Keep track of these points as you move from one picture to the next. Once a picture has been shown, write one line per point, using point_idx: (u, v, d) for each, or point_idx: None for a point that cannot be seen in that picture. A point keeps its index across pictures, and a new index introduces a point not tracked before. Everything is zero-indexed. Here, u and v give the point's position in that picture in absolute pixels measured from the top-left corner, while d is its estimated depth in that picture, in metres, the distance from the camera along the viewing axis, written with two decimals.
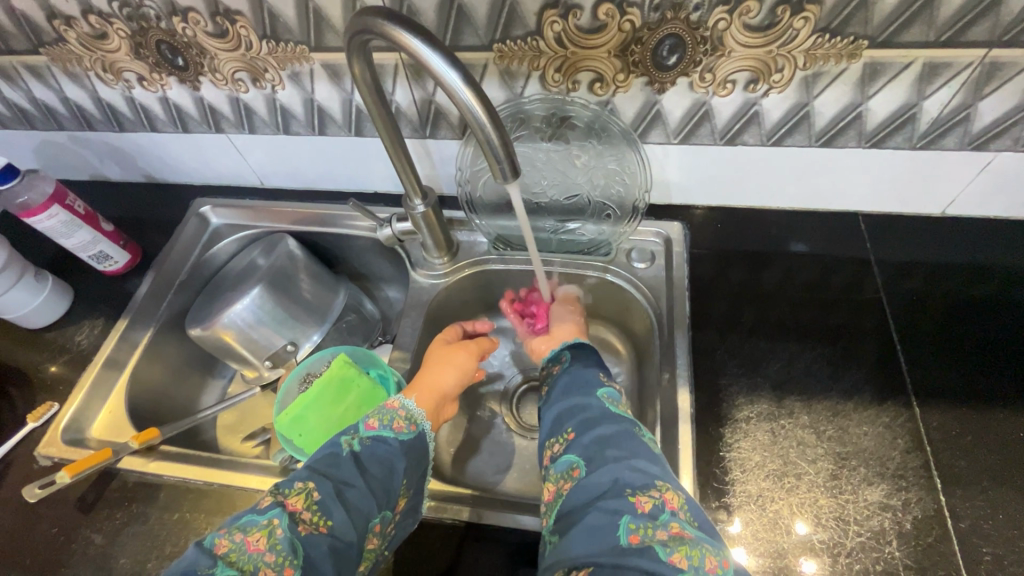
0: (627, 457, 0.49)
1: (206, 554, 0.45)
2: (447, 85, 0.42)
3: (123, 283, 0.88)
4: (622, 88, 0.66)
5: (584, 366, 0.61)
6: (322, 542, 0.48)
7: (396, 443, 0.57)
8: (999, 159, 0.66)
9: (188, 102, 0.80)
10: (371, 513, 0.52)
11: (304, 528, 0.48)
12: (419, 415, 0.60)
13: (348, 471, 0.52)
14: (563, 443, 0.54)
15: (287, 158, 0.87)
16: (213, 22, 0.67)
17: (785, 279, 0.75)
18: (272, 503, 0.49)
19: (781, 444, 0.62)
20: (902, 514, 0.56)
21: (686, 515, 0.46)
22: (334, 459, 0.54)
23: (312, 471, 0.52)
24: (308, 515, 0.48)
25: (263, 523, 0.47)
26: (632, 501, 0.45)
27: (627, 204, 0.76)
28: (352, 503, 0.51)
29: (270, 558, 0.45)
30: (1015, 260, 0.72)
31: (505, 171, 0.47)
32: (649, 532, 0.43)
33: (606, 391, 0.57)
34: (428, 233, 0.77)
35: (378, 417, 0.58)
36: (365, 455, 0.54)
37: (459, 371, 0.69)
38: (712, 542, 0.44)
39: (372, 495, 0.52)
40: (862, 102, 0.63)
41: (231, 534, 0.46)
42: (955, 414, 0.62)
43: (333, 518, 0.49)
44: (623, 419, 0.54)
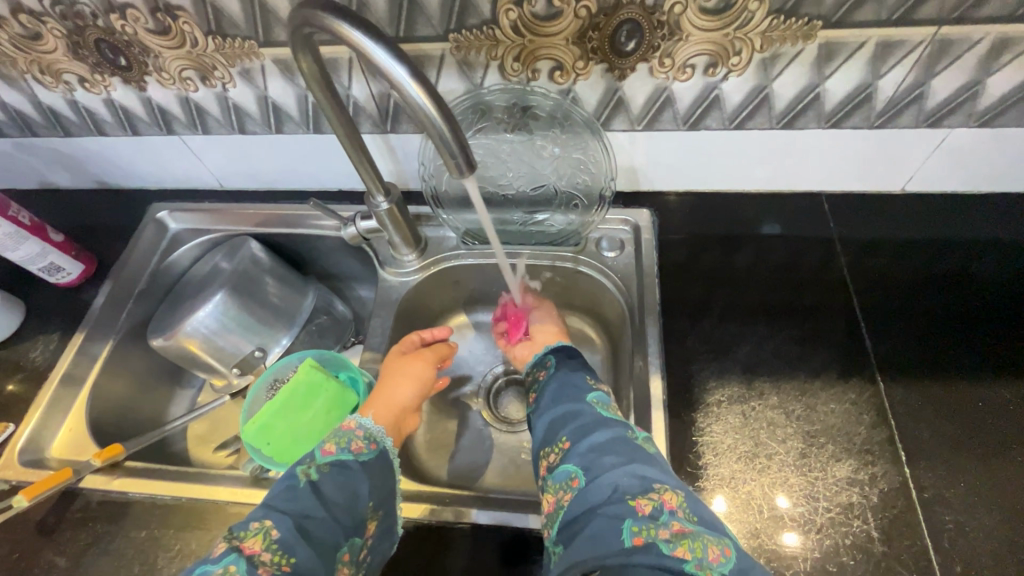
0: (626, 461, 0.49)
1: None
2: (394, 80, 0.41)
3: (79, 294, 0.84)
4: (582, 76, 0.65)
5: (571, 371, 0.62)
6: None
7: (357, 465, 0.55)
8: (953, 136, 0.67)
9: (135, 103, 0.76)
10: (336, 543, 0.50)
11: (265, 569, 0.45)
12: (378, 432, 0.59)
13: (307, 501, 0.50)
14: (559, 452, 0.53)
15: (246, 158, 0.84)
16: (154, 18, 0.64)
17: (753, 261, 0.75)
18: (226, 550, 0.47)
19: (752, 426, 0.62)
20: (869, 487, 0.58)
21: (686, 512, 0.46)
22: (292, 492, 0.51)
23: (268, 507, 0.50)
24: (269, 556, 0.46)
25: (218, 572, 0.45)
26: (632, 504, 0.45)
27: (594, 193, 0.75)
28: (314, 534, 0.49)
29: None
30: (973, 232, 0.73)
31: (460, 165, 0.45)
32: (652, 532, 0.43)
33: (596, 396, 0.57)
34: (394, 230, 0.75)
35: (335, 440, 0.56)
36: (325, 483, 0.52)
37: (416, 383, 0.67)
38: (712, 534, 0.44)
39: (336, 523, 0.50)
40: (819, 83, 0.63)
41: None
42: (919, 389, 0.63)
43: (297, 555, 0.47)
44: (615, 422, 0.54)
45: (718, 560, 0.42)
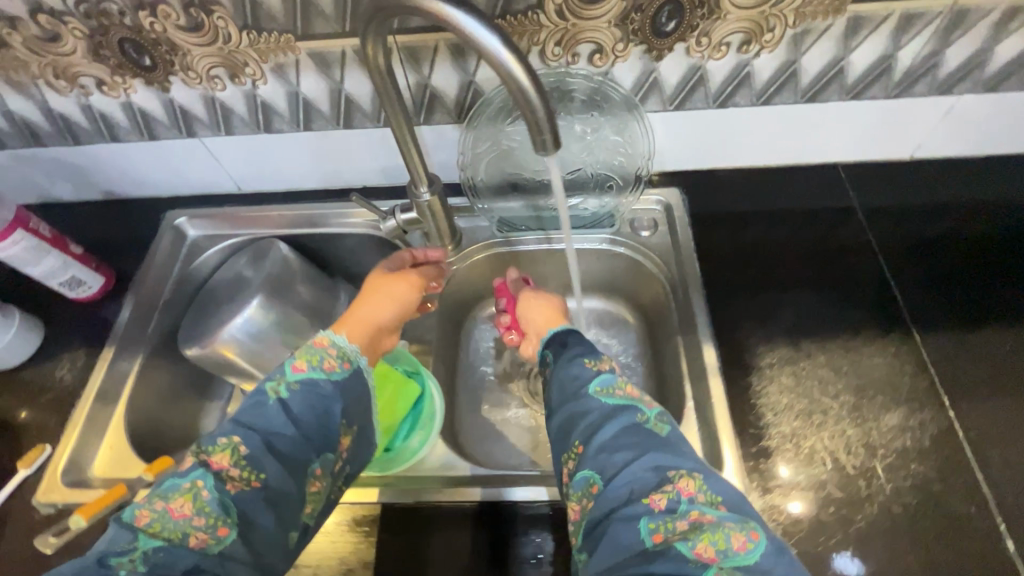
0: (637, 454, 0.46)
1: (127, 528, 0.44)
2: (485, 49, 0.41)
3: (99, 309, 0.80)
4: (621, 57, 0.67)
5: (569, 361, 0.55)
6: (258, 495, 0.47)
7: (330, 385, 0.53)
8: (962, 102, 0.72)
9: (156, 105, 0.74)
10: (308, 456, 0.50)
11: (234, 485, 0.46)
12: (352, 351, 0.57)
13: (276, 420, 0.49)
14: (574, 457, 0.49)
15: (269, 158, 0.82)
16: (186, 14, 0.62)
17: (782, 232, 0.79)
18: (194, 465, 0.47)
19: (804, 385, 0.65)
20: (920, 432, 0.61)
21: (706, 495, 0.44)
22: (261, 408, 0.50)
23: (237, 423, 0.49)
24: (237, 472, 0.47)
25: (185, 486, 0.45)
26: (646, 502, 0.43)
27: (629, 174, 0.77)
28: (285, 452, 0.49)
29: (200, 521, 0.44)
30: (981, 193, 0.78)
31: (546, 143, 0.45)
32: (671, 526, 0.41)
33: (598, 381, 0.53)
34: (433, 222, 0.75)
35: (305, 357, 0.54)
36: (295, 402, 0.51)
37: (395, 303, 0.65)
38: (733, 517, 0.42)
39: (307, 441, 0.50)
40: (845, 56, 0.66)
41: (152, 502, 0.45)
42: (952, 339, 0.67)
43: (265, 471, 0.47)
44: (623, 409, 0.50)
45: (744, 550, 0.40)
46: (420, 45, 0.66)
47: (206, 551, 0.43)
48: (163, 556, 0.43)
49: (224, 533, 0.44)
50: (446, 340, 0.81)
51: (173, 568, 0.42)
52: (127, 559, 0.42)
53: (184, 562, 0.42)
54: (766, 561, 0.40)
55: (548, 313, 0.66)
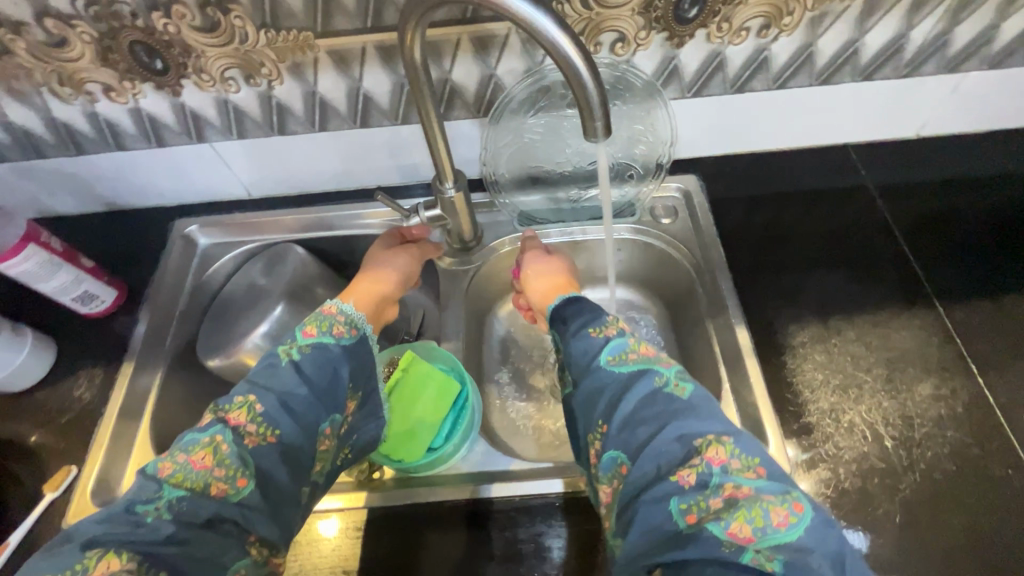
0: (659, 425, 0.42)
1: (151, 479, 0.44)
2: (540, 33, 0.42)
3: (112, 324, 0.78)
4: (643, 46, 0.67)
5: (574, 334, 0.52)
6: (273, 451, 0.48)
7: (339, 348, 0.55)
8: (968, 80, 0.74)
9: (166, 110, 0.72)
10: (319, 417, 0.51)
11: (251, 440, 0.47)
12: (358, 319, 0.59)
13: (290, 380, 0.51)
14: (600, 438, 0.45)
15: (281, 161, 0.80)
16: (202, 13, 0.61)
17: (799, 214, 0.80)
18: (212, 421, 0.48)
19: (837, 361, 0.67)
20: (952, 400, 0.63)
21: (740, 464, 0.39)
22: (274, 369, 0.52)
23: (251, 383, 0.51)
24: (254, 428, 0.48)
25: (205, 440, 0.46)
26: (674, 480, 0.39)
27: (651, 162, 0.77)
28: (298, 410, 0.50)
29: (219, 472, 0.45)
30: (986, 167, 0.81)
31: (597, 130, 0.46)
32: (703, 505, 0.37)
33: (609, 350, 0.49)
34: (457, 218, 0.74)
35: (316, 323, 0.56)
36: (307, 363, 0.53)
37: (398, 274, 0.71)
38: (773, 486, 0.38)
39: (319, 401, 0.52)
40: (859, 37, 0.68)
41: (174, 456, 0.45)
42: (972, 309, 0.70)
43: (281, 427, 0.49)
44: (639, 375, 0.46)
45: (787, 525, 0.35)
46: (441, 39, 0.65)
47: (227, 499, 0.44)
48: (186, 504, 0.43)
49: (242, 485, 0.45)
50: (474, 338, 0.80)
51: (195, 515, 0.43)
52: (154, 506, 0.42)
53: (206, 510, 0.43)
54: (813, 536, 0.35)
55: (554, 282, 0.67)
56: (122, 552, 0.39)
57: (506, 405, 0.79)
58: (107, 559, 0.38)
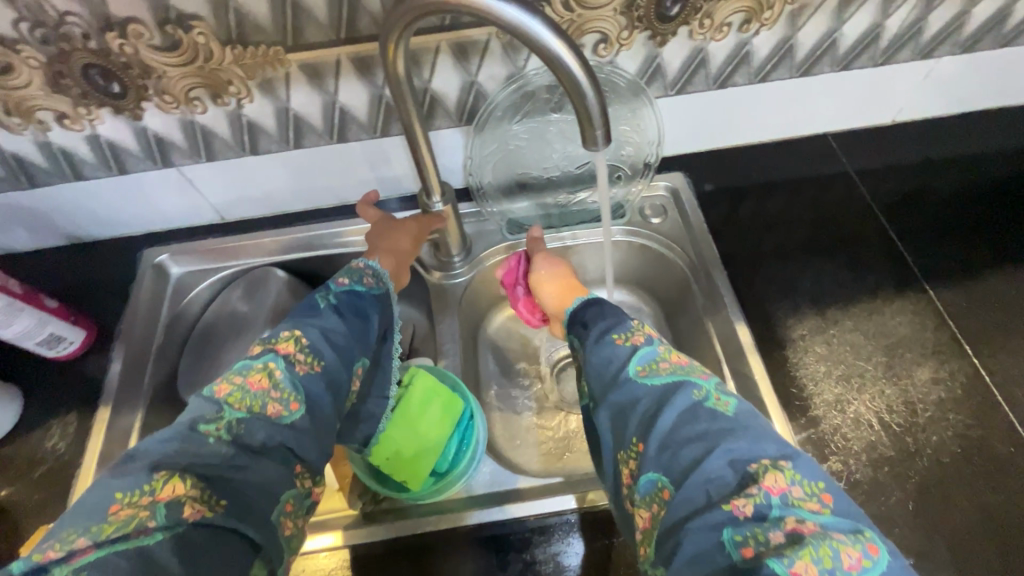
0: (707, 447, 0.40)
1: (210, 400, 0.44)
2: (532, 38, 0.40)
3: (83, 365, 0.73)
4: (626, 46, 0.66)
5: (598, 342, 0.51)
6: (319, 379, 0.47)
7: (369, 297, 0.57)
8: (940, 65, 0.75)
9: (127, 136, 0.67)
10: (354, 352, 0.52)
11: (301, 367, 0.47)
12: (383, 275, 0.60)
13: (330, 318, 0.52)
14: (635, 458, 0.43)
15: (255, 182, 0.76)
16: (162, 32, 0.57)
17: (786, 204, 0.80)
18: (263, 350, 0.48)
19: (838, 351, 0.67)
20: (951, 382, 0.64)
21: (800, 493, 0.37)
22: (313, 310, 0.53)
23: (294, 321, 0.51)
24: (302, 356, 0.48)
25: (259, 366, 0.46)
26: (727, 509, 0.37)
27: (638, 163, 0.76)
28: (340, 345, 0.51)
29: (275, 395, 0.45)
30: (961, 149, 0.82)
31: (597, 137, 0.45)
32: (761, 540, 0.35)
33: (637, 359, 0.47)
34: (446, 231, 0.72)
35: (347, 275, 0.58)
36: (343, 305, 0.54)
37: (410, 234, 0.67)
38: (840, 523, 0.36)
39: (355, 339, 0.53)
40: (837, 28, 0.68)
41: (230, 378, 0.45)
42: (960, 289, 0.71)
43: (325, 358, 0.49)
44: (675, 389, 0.44)
45: (858, 567, 0.33)
46: (420, 47, 0.62)
47: (280, 420, 0.44)
48: (245, 426, 0.42)
49: (294, 409, 0.45)
50: (470, 352, 0.78)
51: (251, 438, 0.42)
52: (216, 425, 0.42)
53: (263, 431, 0.42)
54: None
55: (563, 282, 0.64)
56: (186, 477, 0.38)
57: (508, 417, 0.77)
58: (172, 483, 0.37)
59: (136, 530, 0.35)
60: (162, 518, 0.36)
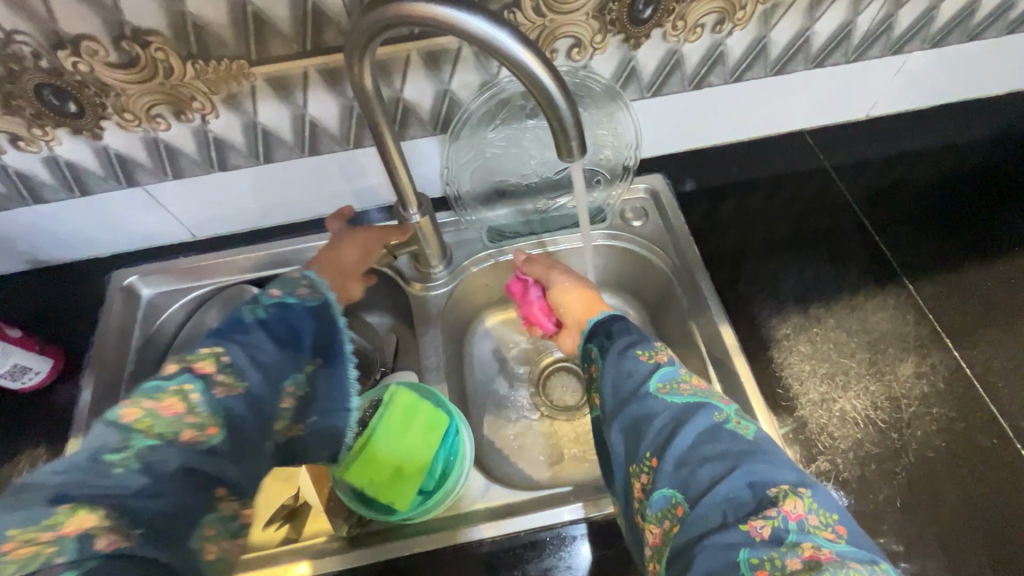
0: (727, 468, 0.40)
1: (114, 426, 0.39)
2: (500, 49, 0.39)
3: (51, 395, 0.70)
4: (599, 50, 0.65)
5: (620, 355, 0.50)
6: (242, 403, 0.42)
7: (305, 309, 0.47)
8: (912, 60, 0.76)
9: (87, 156, 0.65)
10: (284, 372, 0.44)
11: (222, 390, 0.41)
12: (322, 283, 0.50)
13: (256, 335, 0.44)
14: (648, 473, 0.42)
15: (225, 198, 0.74)
16: (118, 49, 0.55)
17: (766, 201, 0.80)
18: (179, 368, 0.42)
19: (822, 349, 0.67)
20: (934, 375, 0.65)
21: (817, 521, 0.37)
22: (237, 325, 0.45)
23: (214, 338, 0.44)
24: (223, 378, 0.42)
25: (173, 388, 0.40)
26: (745, 529, 0.37)
27: (617, 167, 0.76)
28: (269, 365, 0.44)
29: (190, 420, 0.40)
30: (933, 141, 0.83)
31: (572, 148, 0.45)
32: (779, 564, 0.35)
33: (659, 377, 0.47)
34: (424, 242, 0.70)
35: (280, 285, 0.49)
36: (271, 319, 0.46)
37: (361, 247, 0.61)
38: (855, 553, 0.36)
39: (288, 358, 0.45)
40: (809, 26, 0.68)
41: (139, 402, 0.40)
42: (939, 282, 0.72)
43: (249, 381, 0.42)
44: (696, 409, 0.44)
45: None
46: (390, 56, 0.61)
47: (198, 446, 0.39)
48: (157, 453, 0.38)
49: (213, 434, 0.40)
50: (455, 363, 0.76)
51: (165, 466, 0.38)
52: (122, 456, 0.37)
53: (177, 458, 0.38)
54: None
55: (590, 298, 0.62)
56: (96, 509, 0.35)
57: (496, 429, 0.75)
58: (79, 517, 0.34)
59: (41, 569, 0.32)
60: (72, 552, 0.33)
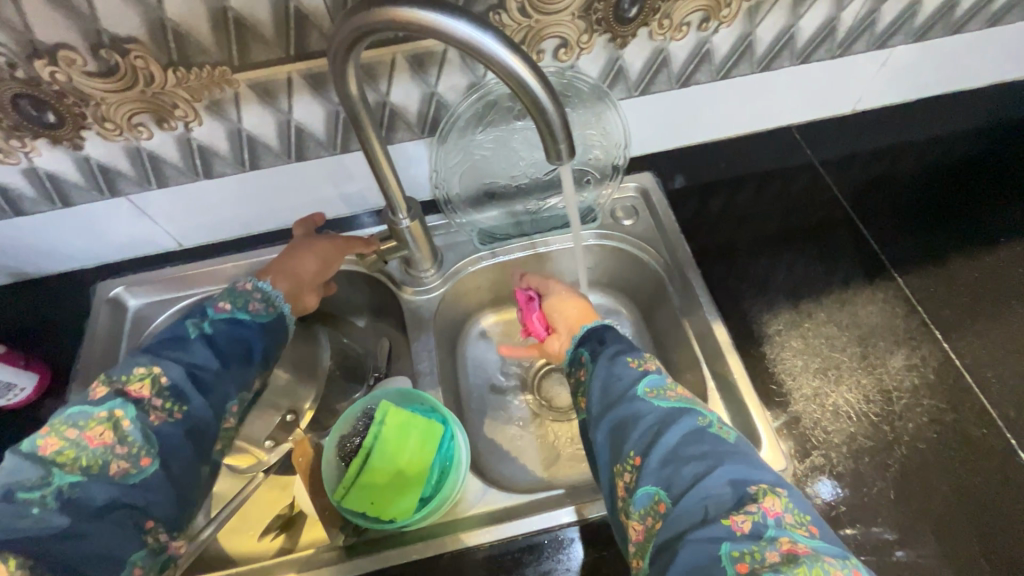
0: (709, 466, 0.40)
1: (32, 458, 0.43)
2: (486, 53, 0.39)
3: (37, 410, 0.69)
4: (586, 49, 0.65)
5: (612, 360, 0.51)
6: (177, 427, 0.48)
7: (254, 326, 0.55)
8: (895, 54, 0.77)
9: (68, 167, 0.64)
10: (223, 388, 0.51)
11: (156, 416, 0.47)
12: (275, 296, 0.58)
13: (199, 354, 0.51)
14: (632, 471, 0.42)
15: (211, 206, 0.73)
16: (96, 57, 0.54)
17: (754, 197, 0.80)
18: (108, 394, 0.47)
19: (813, 344, 0.68)
20: (924, 368, 0.66)
21: (794, 518, 0.37)
22: (182, 343, 0.52)
23: (155, 356, 0.50)
24: (159, 402, 0.48)
25: (101, 416, 0.45)
26: (726, 523, 0.36)
27: (606, 166, 0.75)
28: (210, 384, 0.51)
29: (120, 450, 0.44)
30: (918, 134, 0.84)
31: (560, 150, 0.44)
32: (759, 557, 0.34)
33: (647, 381, 0.48)
34: (415, 246, 0.70)
35: (229, 299, 0.56)
36: (217, 337, 0.53)
37: (319, 257, 0.64)
38: (828, 548, 0.36)
39: (229, 376, 0.52)
40: (794, 23, 0.68)
41: (61, 431, 0.44)
42: (927, 274, 0.72)
43: (189, 404, 0.49)
44: (681, 413, 0.44)
45: None
46: (374, 60, 0.60)
47: (126, 480, 0.44)
48: (78, 489, 0.42)
49: (145, 464, 0.45)
50: (449, 367, 0.76)
51: (90, 501, 0.42)
52: (38, 493, 0.41)
53: (104, 493, 0.43)
54: None
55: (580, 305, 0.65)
56: (10, 557, 0.37)
57: (491, 432, 0.75)
58: None
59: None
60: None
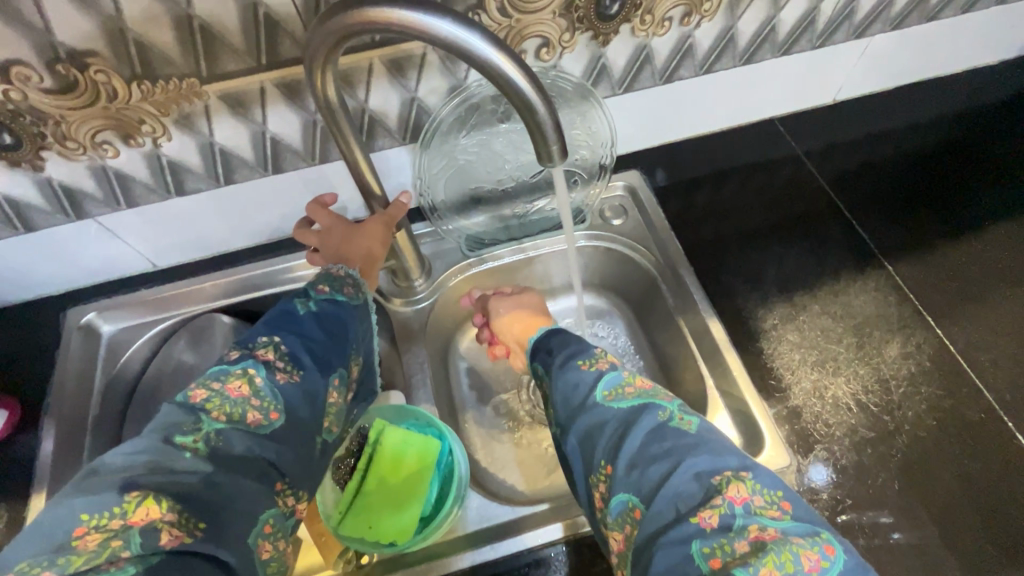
0: (673, 463, 0.38)
1: (182, 407, 0.41)
2: (472, 53, 0.37)
3: (9, 447, 0.65)
4: (569, 48, 0.64)
5: (563, 368, 0.49)
6: (298, 390, 0.45)
7: (353, 307, 0.54)
8: (874, 43, 0.77)
9: (29, 190, 0.60)
10: (332, 359, 0.49)
11: (282, 376, 0.45)
12: (363, 285, 0.57)
13: (309, 326, 0.50)
14: (605, 481, 0.41)
15: (185, 224, 0.69)
16: (53, 73, 0.51)
17: (741, 189, 0.80)
18: (241, 355, 0.45)
19: (809, 336, 0.67)
20: (919, 356, 0.66)
21: (764, 501, 0.36)
22: (292, 317, 0.50)
23: (272, 327, 0.49)
24: (282, 364, 0.46)
25: (238, 372, 0.44)
26: (695, 521, 0.35)
27: (593, 165, 0.74)
28: (319, 354, 0.49)
29: (255, 402, 0.42)
30: (898, 121, 0.84)
31: (551, 152, 0.43)
32: (729, 549, 0.33)
33: (603, 384, 0.46)
34: (402, 256, 0.68)
35: (327, 282, 0.55)
36: (323, 313, 0.52)
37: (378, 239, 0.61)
38: (799, 527, 0.35)
39: (333, 349, 0.50)
40: (775, 15, 0.68)
41: (205, 384, 0.43)
42: (915, 261, 0.73)
43: (304, 368, 0.47)
44: (641, 411, 0.42)
45: (818, 570, 0.32)
46: (351, 66, 0.58)
47: (261, 430, 0.42)
48: (223, 438, 0.40)
49: (274, 418, 0.43)
50: (442, 378, 0.74)
51: (230, 448, 0.39)
52: (191, 439, 0.39)
53: (242, 442, 0.40)
54: None
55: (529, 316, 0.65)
56: (161, 499, 0.35)
57: (489, 442, 0.73)
58: (146, 506, 0.34)
59: (109, 561, 0.31)
60: (136, 546, 0.32)
